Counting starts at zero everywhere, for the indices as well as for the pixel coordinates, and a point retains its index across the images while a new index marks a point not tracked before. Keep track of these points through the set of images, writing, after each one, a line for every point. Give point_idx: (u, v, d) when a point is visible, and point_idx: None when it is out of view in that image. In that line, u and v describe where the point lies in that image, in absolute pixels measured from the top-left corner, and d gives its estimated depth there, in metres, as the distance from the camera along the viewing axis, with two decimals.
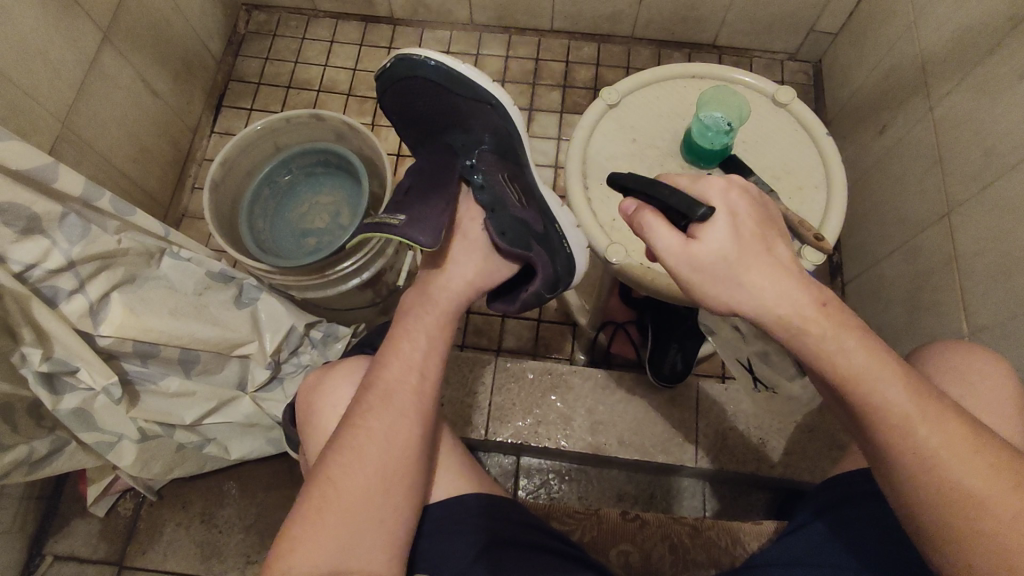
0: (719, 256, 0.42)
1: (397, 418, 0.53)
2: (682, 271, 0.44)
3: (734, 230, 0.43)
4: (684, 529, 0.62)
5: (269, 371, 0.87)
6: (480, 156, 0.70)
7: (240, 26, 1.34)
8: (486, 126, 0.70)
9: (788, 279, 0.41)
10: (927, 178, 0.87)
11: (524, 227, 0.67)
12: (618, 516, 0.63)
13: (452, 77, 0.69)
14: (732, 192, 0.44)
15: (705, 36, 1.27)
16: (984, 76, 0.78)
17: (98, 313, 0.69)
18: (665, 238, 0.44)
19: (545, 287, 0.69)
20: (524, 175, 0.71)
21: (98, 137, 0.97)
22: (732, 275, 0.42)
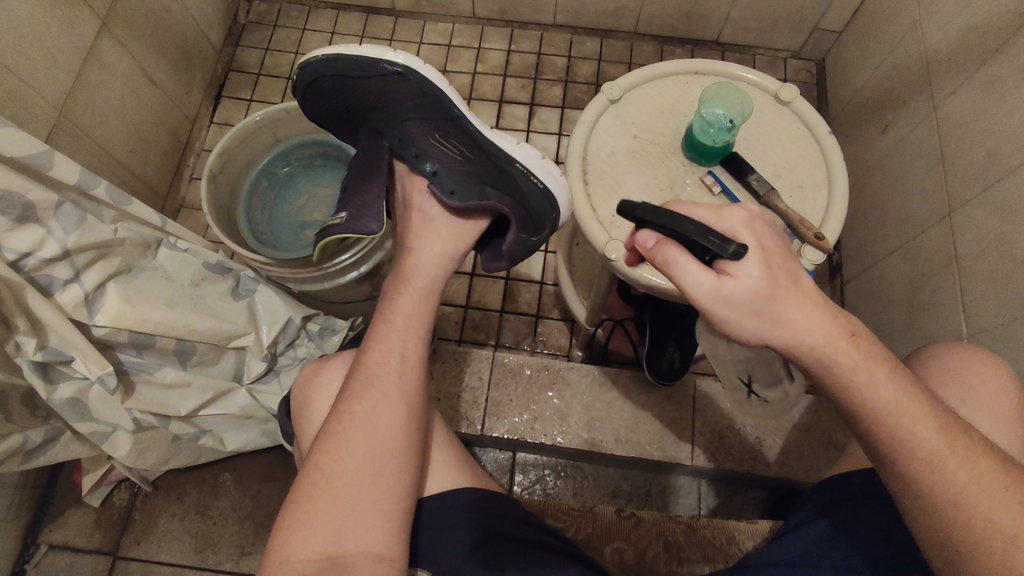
0: (752, 293, 0.41)
1: (382, 399, 0.53)
2: (721, 315, 0.42)
3: (762, 264, 0.42)
4: (680, 527, 0.62)
5: (265, 363, 0.87)
6: (407, 129, 0.69)
7: (240, 16, 1.33)
8: (404, 97, 0.69)
9: (814, 308, 0.41)
10: (928, 179, 0.86)
11: (476, 182, 0.67)
12: (614, 513, 0.63)
13: (349, 63, 0.68)
14: (755, 224, 0.43)
15: (708, 32, 1.27)
16: (988, 76, 0.78)
17: (94, 303, 0.69)
18: (699, 280, 0.41)
19: (525, 230, 0.69)
20: (460, 125, 0.68)
21: (95, 125, 0.97)
22: (765, 310, 0.41)
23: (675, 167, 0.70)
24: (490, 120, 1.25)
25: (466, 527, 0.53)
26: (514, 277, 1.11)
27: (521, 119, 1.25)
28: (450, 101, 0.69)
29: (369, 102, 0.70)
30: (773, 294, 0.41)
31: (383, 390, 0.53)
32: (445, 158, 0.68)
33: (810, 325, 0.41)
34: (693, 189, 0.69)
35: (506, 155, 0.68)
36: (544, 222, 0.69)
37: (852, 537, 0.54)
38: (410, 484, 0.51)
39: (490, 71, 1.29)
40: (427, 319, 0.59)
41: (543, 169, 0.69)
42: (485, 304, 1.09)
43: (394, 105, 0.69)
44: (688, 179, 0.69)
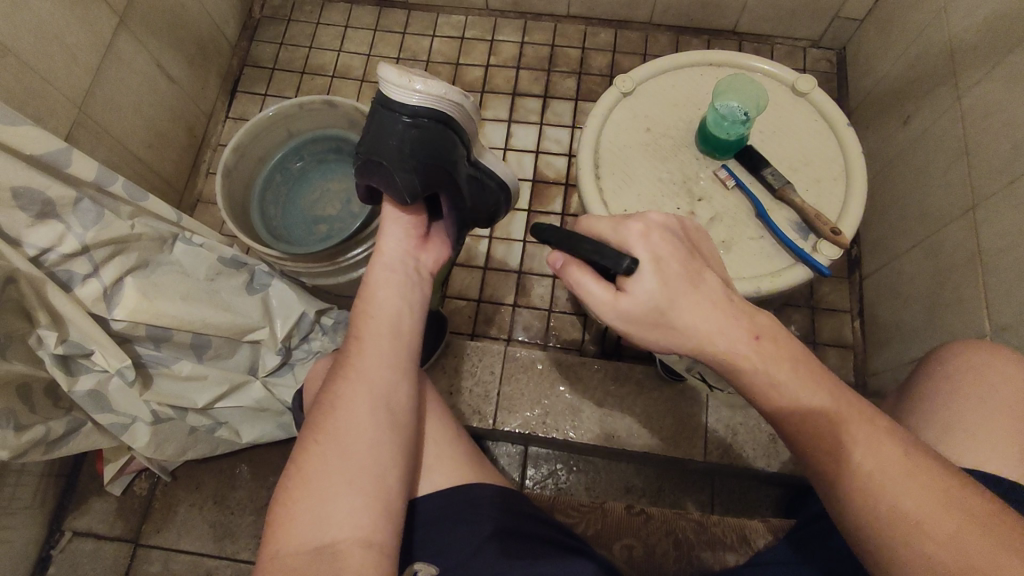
0: (645, 308, 0.44)
1: (354, 387, 0.53)
2: (619, 324, 0.46)
3: (659, 275, 0.44)
4: (690, 524, 0.61)
5: (279, 357, 0.88)
6: None
7: (255, 11, 1.34)
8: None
9: (715, 314, 0.43)
10: (951, 171, 0.84)
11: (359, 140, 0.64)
12: (624, 511, 0.63)
13: None
14: (650, 236, 0.45)
15: (725, 22, 1.25)
16: (1016, 64, 0.75)
17: (112, 297, 0.70)
18: (597, 296, 0.45)
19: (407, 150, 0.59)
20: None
21: (114, 122, 0.98)
22: (665, 319, 0.44)
23: (688, 160, 0.69)
24: (505, 112, 1.24)
25: (468, 522, 0.53)
26: (527, 272, 1.11)
27: (535, 111, 1.24)
28: None
29: None
30: (670, 306, 0.43)
31: (354, 379, 0.53)
32: None
33: (704, 328, 0.43)
34: (707, 183, 0.68)
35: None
36: (427, 131, 0.60)
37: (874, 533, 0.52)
38: (390, 461, 0.51)
39: (503, 64, 1.28)
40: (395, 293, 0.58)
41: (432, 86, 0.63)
42: (497, 298, 1.09)
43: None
44: (701, 173, 0.68)
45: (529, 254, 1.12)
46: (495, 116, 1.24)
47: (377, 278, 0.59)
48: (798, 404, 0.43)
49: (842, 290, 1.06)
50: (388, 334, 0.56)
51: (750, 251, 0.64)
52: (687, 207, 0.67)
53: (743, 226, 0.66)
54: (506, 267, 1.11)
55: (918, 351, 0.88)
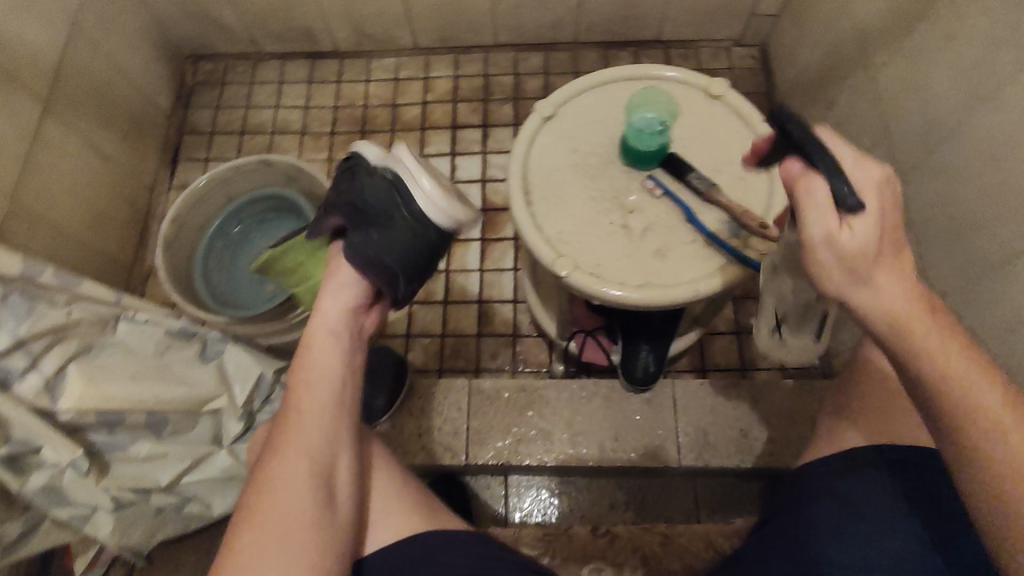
0: (857, 251, 0.40)
1: (288, 464, 0.52)
2: (821, 255, 0.42)
3: (878, 225, 0.41)
4: (655, 539, 0.61)
5: (242, 422, 0.85)
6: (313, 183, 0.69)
7: (188, 78, 1.35)
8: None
9: (904, 283, 0.41)
10: (875, 149, 0.87)
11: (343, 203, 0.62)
12: (588, 534, 0.62)
13: None
14: (883, 185, 0.42)
15: (648, 32, 1.28)
16: (914, 40, 0.78)
17: (56, 388, 0.69)
18: (820, 220, 0.41)
19: (403, 245, 0.61)
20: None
21: (49, 208, 0.97)
22: (859, 270, 0.41)
23: (616, 175, 0.70)
24: (447, 146, 1.26)
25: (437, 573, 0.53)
26: (487, 300, 1.11)
27: (476, 141, 1.26)
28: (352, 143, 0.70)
29: None
30: (875, 259, 0.41)
31: (288, 454, 0.53)
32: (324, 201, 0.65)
33: (875, 282, 0.41)
34: (637, 194, 0.68)
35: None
36: (424, 235, 0.61)
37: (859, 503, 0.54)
38: (326, 541, 0.51)
39: (439, 99, 1.30)
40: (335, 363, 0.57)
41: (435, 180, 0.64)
42: (460, 330, 1.09)
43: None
44: (630, 185, 0.69)
45: (486, 283, 1.12)
46: (437, 151, 1.26)
47: (315, 346, 0.58)
48: (928, 370, 0.41)
49: None
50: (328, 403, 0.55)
51: (685, 256, 0.65)
52: (620, 220, 0.67)
53: (676, 232, 0.67)
54: (465, 298, 1.11)
55: None
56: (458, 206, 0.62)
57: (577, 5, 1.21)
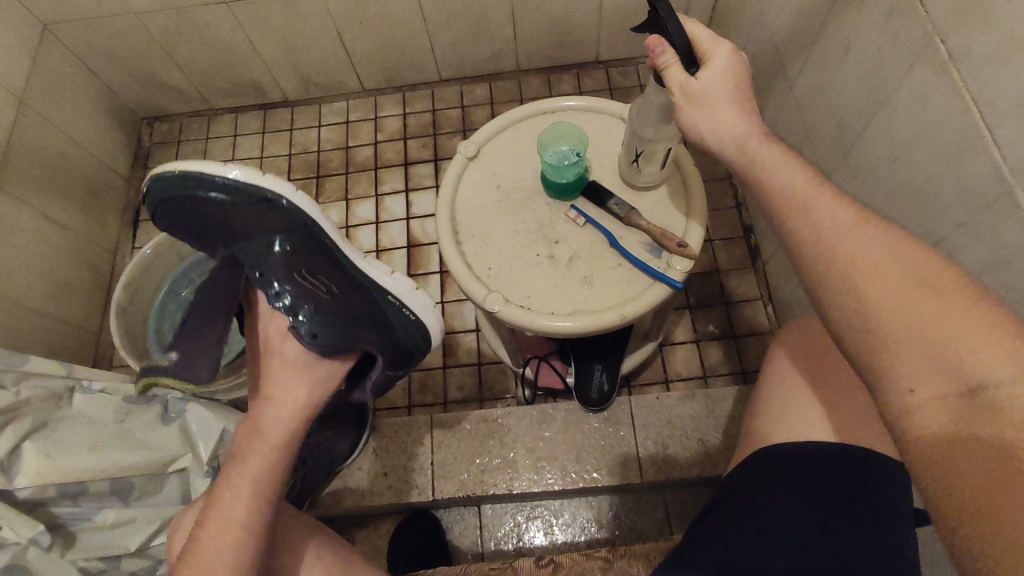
0: (698, 90, 0.52)
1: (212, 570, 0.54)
2: (678, 102, 0.54)
3: (720, 76, 0.52)
4: (596, 563, 0.56)
5: (208, 478, 0.86)
6: (273, 266, 0.70)
7: (145, 139, 1.38)
8: (258, 217, 0.71)
9: (746, 119, 0.51)
10: (801, 153, 0.89)
11: (347, 326, 0.68)
12: (532, 563, 0.58)
13: (203, 188, 0.71)
14: (734, 57, 0.52)
15: (586, 54, 1.31)
16: (820, 50, 0.81)
17: (13, 467, 0.70)
18: (672, 74, 0.54)
19: (392, 367, 0.73)
20: (329, 259, 0.73)
21: (9, 285, 0.99)
22: (707, 104, 0.52)
23: (541, 208, 0.72)
24: (401, 183, 1.28)
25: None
26: (449, 332, 1.12)
27: (428, 176, 1.28)
28: (322, 225, 0.74)
29: (234, 221, 0.71)
30: (717, 97, 0.51)
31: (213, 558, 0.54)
32: (320, 296, 0.69)
33: (712, 119, 0.52)
34: (562, 225, 0.71)
35: (378, 290, 0.74)
36: (408, 359, 0.74)
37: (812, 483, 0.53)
38: None
39: (391, 138, 1.33)
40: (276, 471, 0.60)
41: (419, 303, 0.74)
42: (426, 364, 1.11)
43: (257, 231, 0.71)
44: (553, 217, 0.71)
45: (447, 315, 1.14)
46: (392, 188, 1.28)
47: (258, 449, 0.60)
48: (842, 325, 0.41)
49: (748, 279, 1.10)
50: (270, 482, 0.59)
51: (610, 281, 0.67)
52: (546, 251, 0.70)
53: (600, 258, 0.69)
54: None
55: None
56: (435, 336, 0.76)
57: (514, 36, 1.24)
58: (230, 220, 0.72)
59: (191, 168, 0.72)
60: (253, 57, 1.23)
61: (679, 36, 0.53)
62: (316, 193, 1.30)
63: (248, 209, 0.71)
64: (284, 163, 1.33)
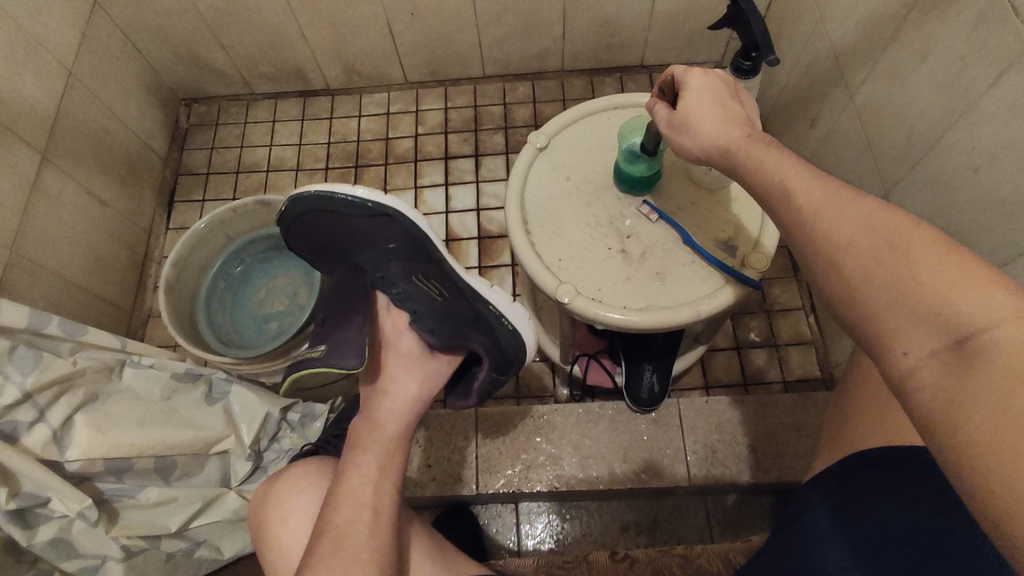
0: (683, 108, 0.54)
1: (351, 540, 0.56)
2: (670, 132, 0.55)
3: (700, 90, 0.54)
4: (674, 560, 0.61)
5: (250, 462, 0.85)
6: (391, 267, 0.71)
7: (182, 120, 1.37)
8: (377, 230, 0.73)
9: (726, 121, 0.52)
10: (861, 163, 0.89)
11: (456, 324, 0.70)
12: (608, 558, 0.62)
13: (332, 200, 0.73)
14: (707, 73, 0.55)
15: (632, 58, 1.31)
16: (888, 61, 0.80)
17: (64, 439, 0.68)
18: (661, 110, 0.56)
19: (496, 369, 0.73)
20: (441, 267, 0.72)
21: (49, 256, 0.98)
22: (689, 120, 0.53)
23: (611, 201, 0.71)
24: (441, 176, 1.28)
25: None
26: None
27: (468, 170, 1.28)
28: (436, 243, 0.74)
29: (354, 230, 0.73)
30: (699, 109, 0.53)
31: (349, 528, 0.57)
32: (434, 298, 0.70)
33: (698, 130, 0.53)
34: (632, 220, 0.70)
35: (482, 298, 0.73)
36: (511, 362, 0.74)
37: (957, 531, 0.44)
38: None
39: (431, 131, 1.32)
40: (397, 462, 0.64)
41: (517, 315, 0.75)
42: None
43: (376, 241, 0.72)
44: (625, 211, 0.71)
45: None
46: (431, 182, 1.28)
47: (378, 436, 0.64)
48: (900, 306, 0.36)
49: (791, 289, 1.10)
50: (394, 472, 0.62)
51: (682, 278, 0.67)
52: (617, 246, 0.69)
53: (672, 254, 0.68)
54: None
55: None
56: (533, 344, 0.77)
57: (562, 35, 1.24)
58: (351, 227, 0.73)
59: (313, 188, 0.74)
60: (299, 42, 1.23)
61: (759, 19, 0.54)
62: (355, 183, 1.30)
63: (375, 219, 0.73)
64: (322, 151, 1.33)
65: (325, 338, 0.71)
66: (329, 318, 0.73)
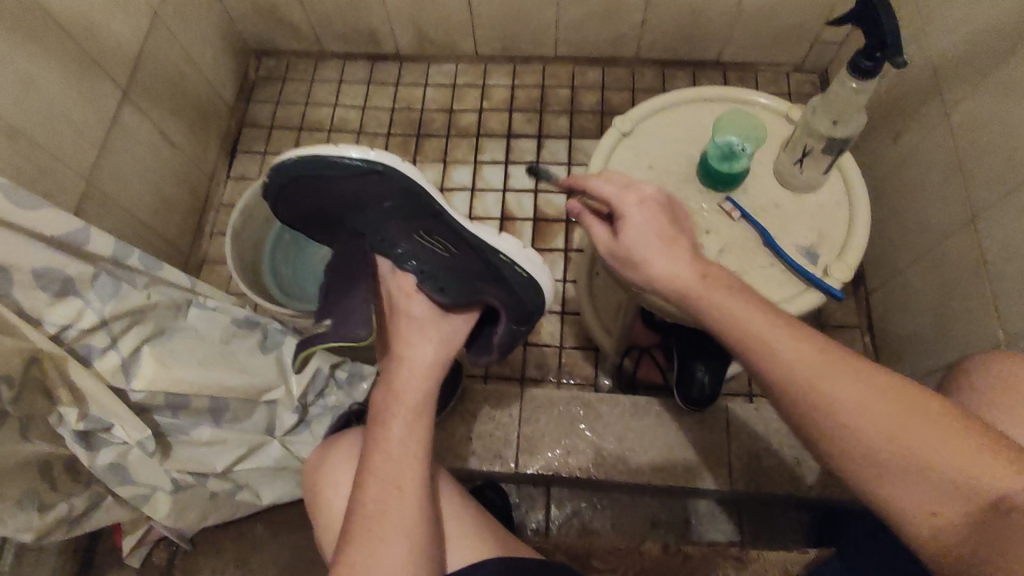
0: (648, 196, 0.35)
1: (380, 522, 0.56)
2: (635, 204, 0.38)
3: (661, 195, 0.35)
4: (729, 560, 0.62)
5: (296, 415, 0.87)
6: (389, 228, 0.72)
7: (251, 72, 1.38)
8: (368, 190, 0.73)
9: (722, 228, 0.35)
10: (948, 184, 0.86)
11: (466, 280, 0.70)
12: (660, 550, 0.62)
13: (317, 163, 0.72)
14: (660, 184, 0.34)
15: (709, 53, 1.28)
16: (995, 80, 0.77)
17: (131, 368, 0.70)
18: None
19: (517, 320, 0.72)
20: (443, 220, 0.73)
21: (120, 191, 1.00)
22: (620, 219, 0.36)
23: (691, 195, 0.70)
24: (501, 154, 1.27)
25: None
26: None
27: (530, 151, 1.27)
28: (432, 195, 0.74)
29: (347, 191, 0.73)
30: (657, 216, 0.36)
31: (378, 509, 0.57)
32: (440, 252, 0.71)
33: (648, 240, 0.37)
34: (712, 215, 0.68)
35: (490, 247, 0.73)
36: (532, 312, 0.73)
37: None
38: None
39: (496, 108, 1.31)
40: (422, 432, 0.61)
41: (530, 262, 0.74)
42: None
43: (369, 200, 0.73)
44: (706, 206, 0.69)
45: None
46: (491, 159, 1.27)
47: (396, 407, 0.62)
48: None
49: (849, 306, 1.07)
50: (417, 441, 0.61)
51: (761, 280, 0.65)
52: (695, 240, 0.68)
53: (753, 254, 0.67)
54: None
55: (932, 364, 0.89)
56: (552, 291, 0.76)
57: (641, 23, 1.22)
58: (343, 190, 0.74)
59: (291, 154, 0.73)
60: (377, 5, 1.22)
61: (890, 18, 0.52)
62: (415, 151, 1.30)
63: (365, 179, 0.73)
64: (385, 117, 1.33)
65: (330, 312, 0.73)
66: (331, 290, 0.75)
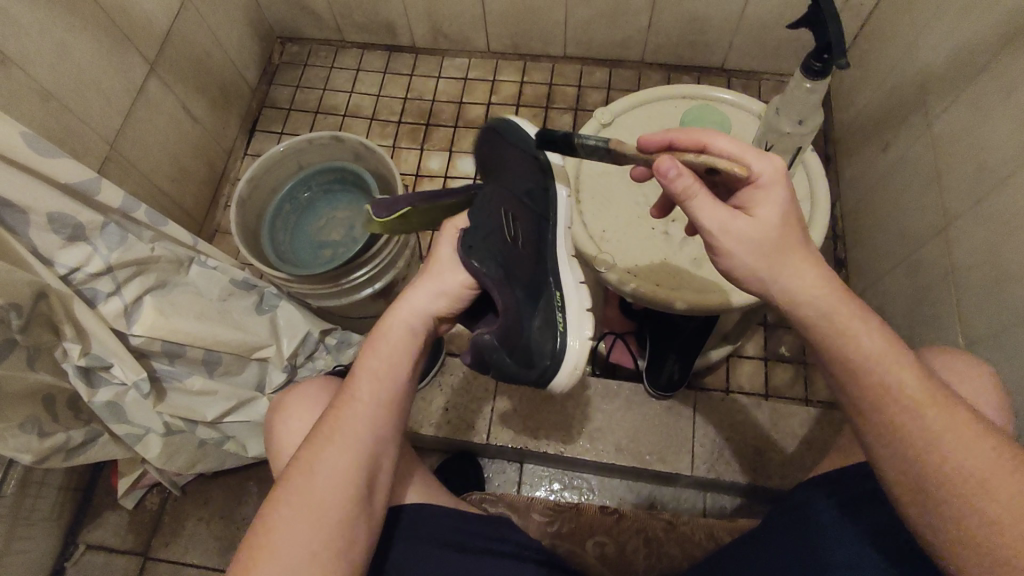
0: (762, 228, 0.48)
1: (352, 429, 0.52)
2: (723, 243, 0.48)
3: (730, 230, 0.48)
4: (660, 524, 0.68)
5: (285, 374, 0.92)
6: (496, 183, 0.63)
7: (274, 57, 1.45)
8: (510, 157, 0.66)
9: (814, 269, 0.48)
10: (927, 194, 0.87)
11: (501, 263, 0.57)
12: (597, 511, 0.68)
13: (502, 124, 0.69)
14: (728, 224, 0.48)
15: (714, 59, 1.31)
16: (974, 93, 0.79)
17: (132, 314, 0.76)
18: (713, 214, 0.48)
19: (507, 342, 0.57)
20: (541, 228, 0.65)
21: (141, 158, 1.07)
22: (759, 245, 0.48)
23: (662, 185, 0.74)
24: None
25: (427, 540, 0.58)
26: None
27: None
28: (559, 215, 0.68)
29: (495, 148, 0.68)
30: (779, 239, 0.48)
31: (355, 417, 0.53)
32: (511, 235, 0.61)
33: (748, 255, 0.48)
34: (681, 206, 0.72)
35: (557, 278, 0.65)
36: (535, 357, 0.60)
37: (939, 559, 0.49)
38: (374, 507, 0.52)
39: (504, 102, 1.36)
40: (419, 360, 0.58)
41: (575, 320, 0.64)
42: None
43: (506, 167, 0.66)
44: None
45: None
46: None
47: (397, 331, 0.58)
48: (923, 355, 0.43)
49: None
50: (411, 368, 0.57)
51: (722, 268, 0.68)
52: (661, 228, 0.72)
53: None
54: None
55: None
56: (570, 377, 0.62)
57: (647, 27, 1.25)
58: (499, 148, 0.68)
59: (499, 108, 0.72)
60: None
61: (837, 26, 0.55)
62: (423, 139, 1.34)
63: (519, 154, 0.67)
64: (397, 105, 1.38)
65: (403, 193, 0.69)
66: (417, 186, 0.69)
